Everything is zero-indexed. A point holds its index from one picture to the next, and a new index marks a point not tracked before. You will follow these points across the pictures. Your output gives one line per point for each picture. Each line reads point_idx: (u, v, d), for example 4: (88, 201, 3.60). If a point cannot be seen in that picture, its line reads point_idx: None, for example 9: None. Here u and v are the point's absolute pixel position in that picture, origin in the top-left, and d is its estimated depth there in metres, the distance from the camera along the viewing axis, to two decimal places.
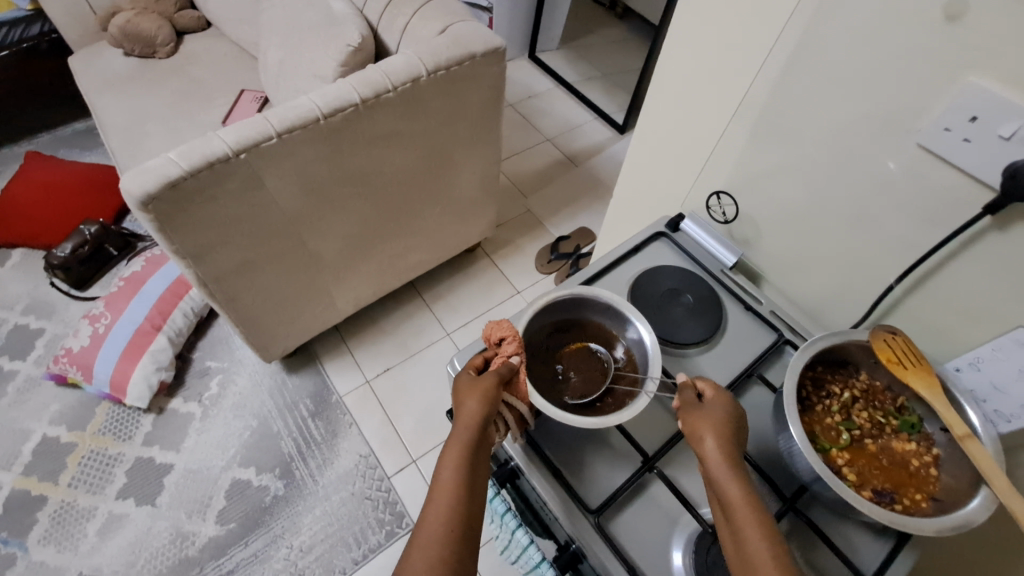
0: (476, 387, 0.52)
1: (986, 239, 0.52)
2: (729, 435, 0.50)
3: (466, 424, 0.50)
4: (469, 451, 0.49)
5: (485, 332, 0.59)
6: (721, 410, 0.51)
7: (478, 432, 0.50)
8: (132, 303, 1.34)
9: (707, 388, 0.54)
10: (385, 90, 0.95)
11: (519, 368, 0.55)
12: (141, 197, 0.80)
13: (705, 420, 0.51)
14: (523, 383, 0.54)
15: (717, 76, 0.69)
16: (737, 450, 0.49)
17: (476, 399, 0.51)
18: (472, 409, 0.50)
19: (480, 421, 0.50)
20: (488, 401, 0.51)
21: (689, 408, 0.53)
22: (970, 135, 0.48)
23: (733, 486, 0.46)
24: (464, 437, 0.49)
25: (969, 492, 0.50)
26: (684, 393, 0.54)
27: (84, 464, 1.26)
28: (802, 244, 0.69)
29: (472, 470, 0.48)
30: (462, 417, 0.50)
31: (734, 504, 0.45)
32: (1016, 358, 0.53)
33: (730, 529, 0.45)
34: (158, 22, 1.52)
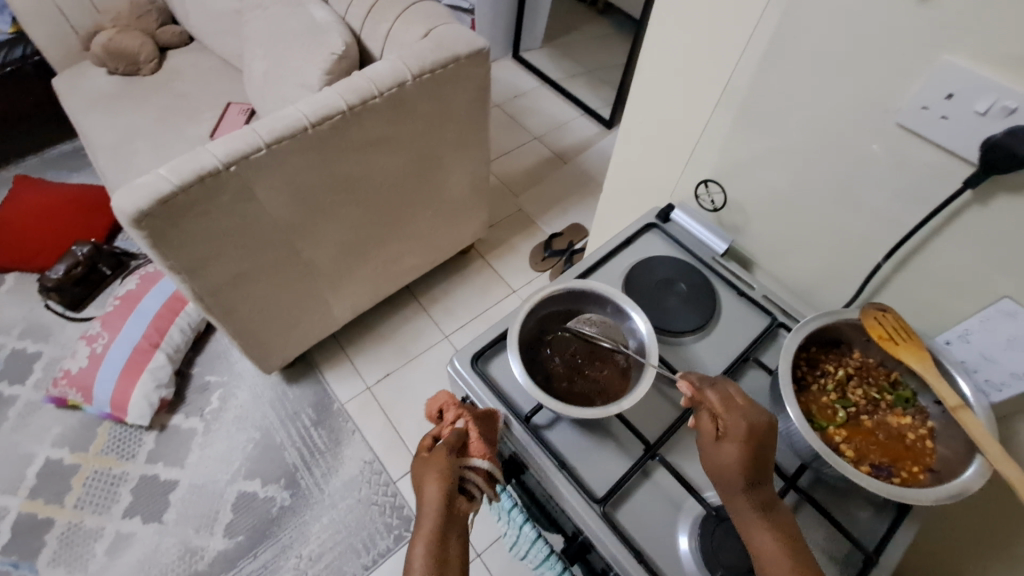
0: (432, 460, 0.52)
1: (967, 213, 0.53)
2: (750, 472, 0.46)
3: (433, 495, 0.49)
4: (440, 520, 0.47)
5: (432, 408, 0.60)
6: (741, 443, 0.47)
7: (447, 497, 0.49)
8: (129, 322, 1.34)
9: (722, 410, 0.49)
10: (372, 97, 0.96)
11: (471, 429, 0.55)
12: (134, 214, 0.81)
13: (724, 458, 0.47)
14: (479, 442, 0.54)
15: (697, 67, 0.70)
16: (758, 480, 0.47)
17: (436, 469, 0.50)
18: (435, 476, 0.50)
19: (447, 487, 0.49)
20: (448, 467, 0.51)
21: (707, 441, 0.49)
22: (947, 112, 0.49)
23: (764, 538, 0.44)
24: (432, 508, 0.48)
25: (965, 462, 0.51)
26: (702, 419, 0.50)
27: (89, 485, 1.26)
28: (791, 228, 0.70)
29: (446, 538, 0.47)
30: (426, 491, 0.49)
31: (765, 552, 0.44)
32: (1004, 329, 0.54)
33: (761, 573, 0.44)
34: (141, 39, 1.52)
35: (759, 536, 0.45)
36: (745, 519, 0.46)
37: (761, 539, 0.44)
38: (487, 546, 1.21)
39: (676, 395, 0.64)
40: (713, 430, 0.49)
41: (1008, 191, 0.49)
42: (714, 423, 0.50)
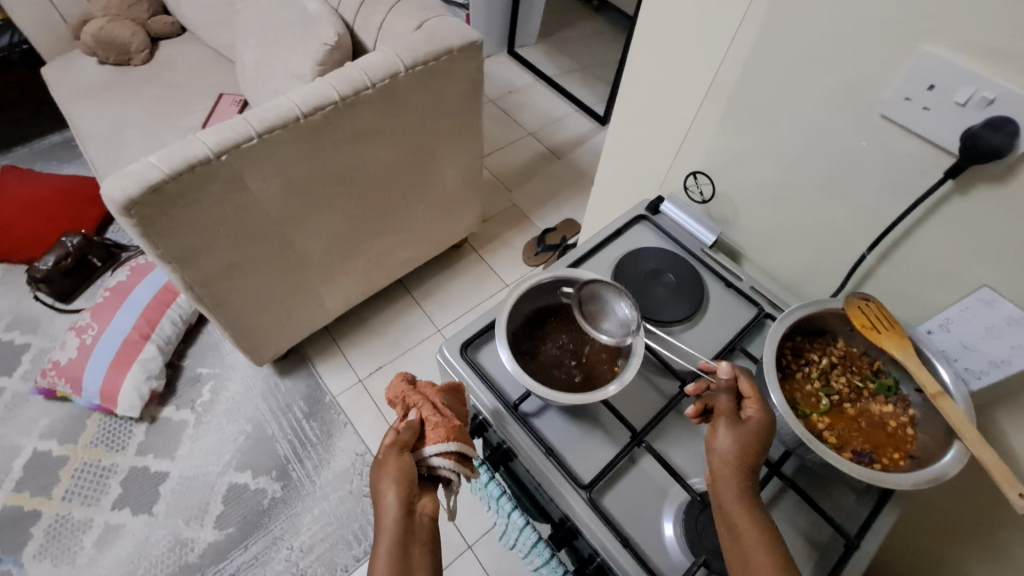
0: (388, 460, 0.47)
1: (950, 203, 0.53)
2: (755, 454, 0.48)
3: (391, 499, 0.45)
4: (400, 527, 0.44)
5: (390, 396, 0.57)
6: (755, 434, 0.48)
7: (407, 499, 0.45)
8: (119, 313, 1.34)
9: (751, 398, 0.51)
10: (365, 87, 0.96)
11: (427, 417, 0.51)
12: (123, 201, 0.80)
13: (736, 436, 0.48)
14: (439, 427, 0.50)
15: (687, 59, 0.71)
16: (755, 467, 0.47)
17: (390, 471, 0.47)
18: (392, 478, 0.46)
19: (404, 489, 0.45)
20: (404, 466, 0.47)
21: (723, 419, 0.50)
22: (929, 103, 0.50)
23: (744, 515, 0.45)
24: (390, 516, 0.44)
25: (944, 448, 0.52)
26: (721, 399, 0.51)
27: (78, 477, 1.25)
28: (778, 220, 0.71)
29: (411, 544, 0.44)
30: (382, 496, 0.45)
31: (746, 530, 0.44)
32: (982, 318, 0.55)
33: (736, 551, 0.44)
34: (132, 28, 1.51)
35: (739, 511, 0.46)
36: (730, 495, 0.46)
37: (742, 514, 0.45)
38: (478, 537, 1.21)
39: (664, 384, 0.65)
40: (730, 410, 0.51)
41: (987, 182, 0.50)
42: (733, 404, 0.51)
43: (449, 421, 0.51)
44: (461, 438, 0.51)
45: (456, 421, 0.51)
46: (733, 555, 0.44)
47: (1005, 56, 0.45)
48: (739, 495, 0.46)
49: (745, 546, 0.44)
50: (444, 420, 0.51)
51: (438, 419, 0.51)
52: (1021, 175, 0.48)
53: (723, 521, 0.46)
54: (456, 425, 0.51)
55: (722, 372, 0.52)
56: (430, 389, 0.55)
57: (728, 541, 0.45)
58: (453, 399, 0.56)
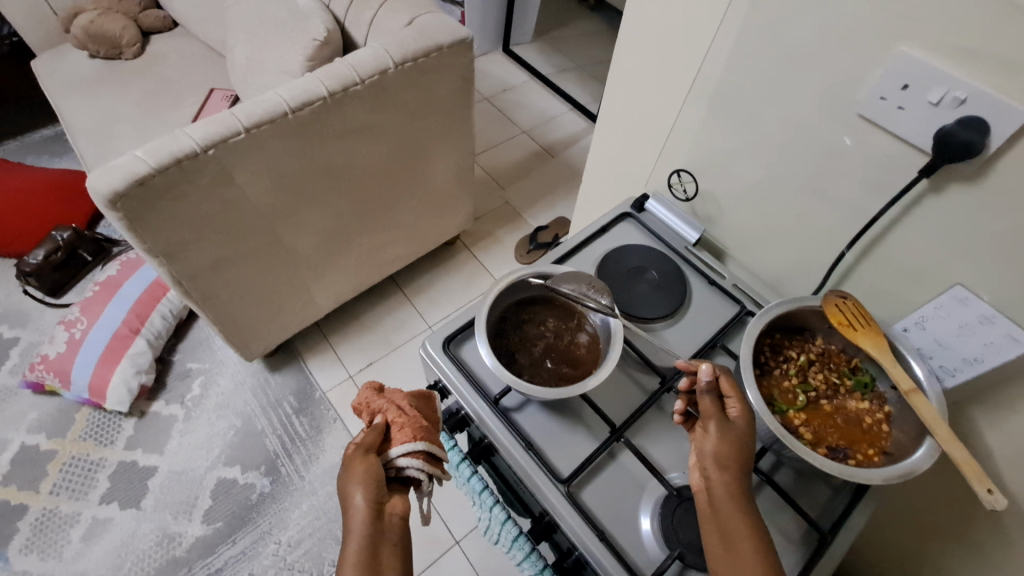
0: (355, 465, 0.48)
1: (925, 202, 0.54)
2: (741, 454, 0.48)
3: (359, 501, 0.45)
4: (369, 528, 0.44)
5: (356, 404, 0.57)
6: (739, 438, 0.49)
7: (375, 500, 0.46)
8: (109, 307, 1.33)
9: (734, 402, 0.51)
10: (353, 83, 0.96)
11: (392, 419, 0.52)
12: (109, 194, 0.80)
13: (724, 437, 0.49)
14: (405, 428, 0.51)
15: (672, 57, 0.71)
16: (744, 473, 0.48)
17: (356, 474, 0.47)
18: (358, 481, 0.46)
19: (371, 489, 0.46)
20: (371, 467, 0.47)
21: (711, 423, 0.50)
22: (904, 102, 0.50)
23: (734, 515, 0.45)
24: (359, 518, 0.45)
25: (916, 444, 0.53)
26: (705, 400, 0.51)
27: (66, 471, 1.25)
28: (761, 219, 0.72)
29: (381, 544, 0.44)
30: (350, 499, 0.46)
31: (738, 535, 0.44)
32: (956, 316, 0.56)
33: (727, 556, 0.44)
34: (123, 22, 1.50)
35: (729, 512, 0.45)
36: (722, 497, 0.46)
37: (733, 514, 0.45)
38: (465, 534, 1.22)
39: (645, 380, 0.66)
40: (714, 410, 0.51)
41: (960, 181, 0.51)
42: (717, 404, 0.51)
43: (415, 422, 0.52)
44: (428, 437, 0.52)
45: (422, 421, 0.52)
46: (722, 556, 0.44)
47: (976, 56, 0.45)
48: (731, 496, 0.46)
49: (737, 546, 0.44)
50: (410, 421, 0.52)
51: (404, 420, 0.52)
52: (993, 174, 0.48)
53: (712, 522, 0.46)
54: (422, 425, 0.52)
55: (704, 372, 0.52)
56: (396, 393, 0.56)
57: (715, 541, 0.45)
58: (421, 402, 0.57)
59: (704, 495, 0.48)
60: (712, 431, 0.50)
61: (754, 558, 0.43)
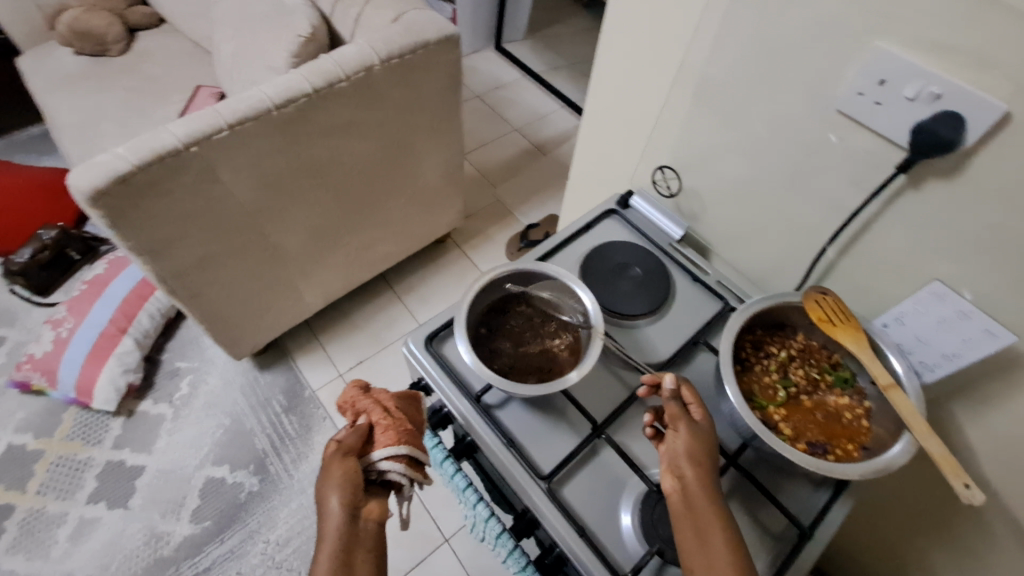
0: (333, 468, 0.47)
1: (904, 198, 0.54)
2: (709, 455, 0.49)
3: (335, 505, 0.45)
4: (344, 533, 0.44)
5: (340, 404, 0.57)
6: (704, 439, 0.50)
7: (351, 505, 0.45)
8: (95, 306, 1.32)
9: (696, 404, 0.52)
10: (339, 80, 0.95)
11: (377, 420, 0.52)
12: (89, 192, 0.80)
13: (693, 437, 0.49)
14: (389, 431, 0.51)
15: (656, 53, 0.71)
16: (712, 472, 0.48)
17: (334, 477, 0.47)
18: (335, 484, 0.46)
19: (349, 493, 0.46)
20: (349, 471, 0.47)
21: (678, 424, 0.50)
22: (881, 97, 0.51)
23: (709, 511, 0.45)
24: (334, 522, 0.44)
25: (894, 439, 0.53)
26: (670, 405, 0.52)
27: (53, 470, 1.25)
28: (744, 215, 0.72)
29: (355, 550, 0.44)
30: (326, 504, 0.45)
31: (712, 530, 0.44)
32: (935, 311, 0.56)
33: (702, 551, 0.44)
34: (109, 19, 1.49)
35: (704, 508, 0.45)
36: (696, 494, 0.46)
37: (707, 511, 0.45)
38: (455, 531, 1.22)
39: (628, 375, 0.66)
40: (680, 412, 0.51)
41: (937, 176, 0.51)
42: (681, 406, 0.52)
43: (399, 425, 0.52)
44: (412, 441, 0.52)
45: (407, 426, 0.52)
46: (697, 552, 0.44)
47: (951, 51, 0.46)
48: (704, 492, 0.46)
49: (710, 542, 0.44)
50: (394, 423, 0.52)
51: (388, 423, 0.52)
52: (968, 170, 0.48)
53: (686, 519, 0.46)
54: (407, 428, 0.53)
55: (666, 381, 0.53)
56: (382, 395, 0.56)
57: (689, 537, 0.45)
58: (406, 404, 0.57)
59: (678, 494, 0.47)
60: (680, 431, 0.50)
61: (727, 552, 0.43)
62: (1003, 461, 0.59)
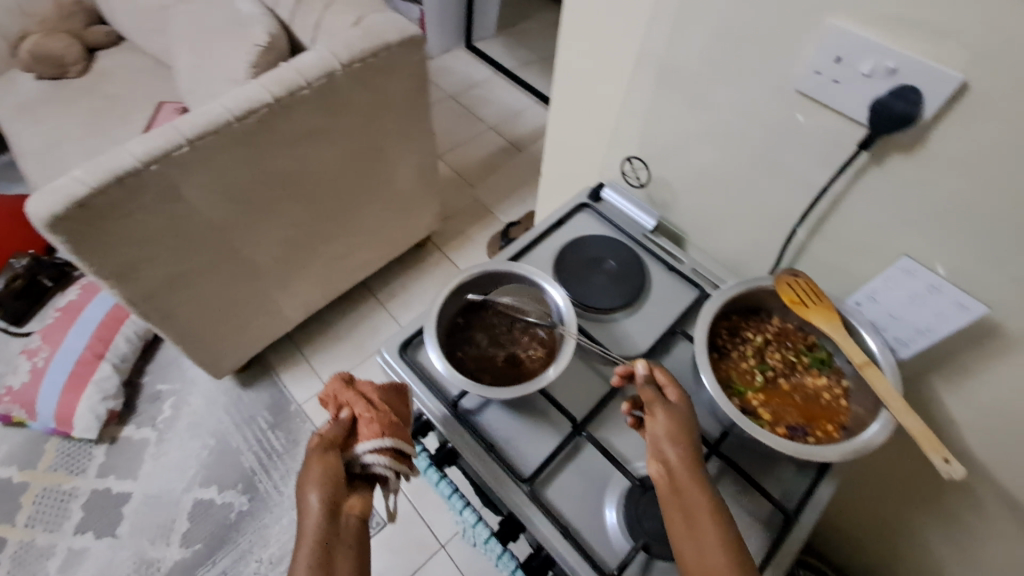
0: (313, 463, 0.46)
1: (869, 174, 0.54)
2: (690, 435, 0.48)
3: (315, 501, 0.43)
4: (323, 529, 0.42)
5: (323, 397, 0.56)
6: (683, 419, 0.49)
7: (331, 501, 0.44)
8: (70, 334, 1.30)
9: (671, 386, 0.52)
10: (300, 87, 0.94)
11: (360, 413, 0.51)
12: (47, 218, 0.78)
13: (672, 419, 0.49)
14: (372, 423, 0.50)
15: (615, 43, 0.70)
16: (695, 451, 0.47)
17: (314, 472, 0.45)
18: (315, 479, 0.44)
19: (329, 488, 0.44)
20: (330, 465, 0.46)
21: (656, 407, 0.50)
22: (838, 76, 0.50)
23: (695, 491, 0.44)
24: (313, 518, 0.43)
25: (872, 418, 0.53)
26: (645, 390, 0.51)
27: (37, 503, 1.22)
28: (715, 201, 0.71)
29: (335, 547, 0.42)
30: (305, 499, 0.44)
31: (701, 512, 0.43)
32: (905, 286, 0.56)
33: (693, 534, 0.42)
34: (66, 41, 1.46)
35: (690, 489, 0.44)
36: (681, 475, 0.45)
37: (694, 492, 0.44)
38: (450, 537, 1.21)
39: (607, 370, 0.65)
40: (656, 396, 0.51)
41: (900, 151, 0.50)
42: (656, 391, 0.51)
43: (384, 417, 0.51)
44: (396, 434, 0.50)
45: (392, 418, 0.51)
46: (687, 535, 0.43)
47: (904, 24, 0.45)
48: (689, 473, 0.45)
49: (699, 523, 0.42)
50: (378, 416, 0.51)
51: (372, 416, 0.50)
52: (929, 143, 0.48)
53: (674, 502, 0.44)
54: (391, 421, 0.51)
55: (639, 367, 0.53)
56: (366, 387, 0.55)
57: (678, 521, 0.43)
58: (391, 395, 0.56)
59: (664, 478, 0.46)
60: (659, 415, 0.49)
61: (716, 532, 0.42)
62: (983, 431, 0.59)
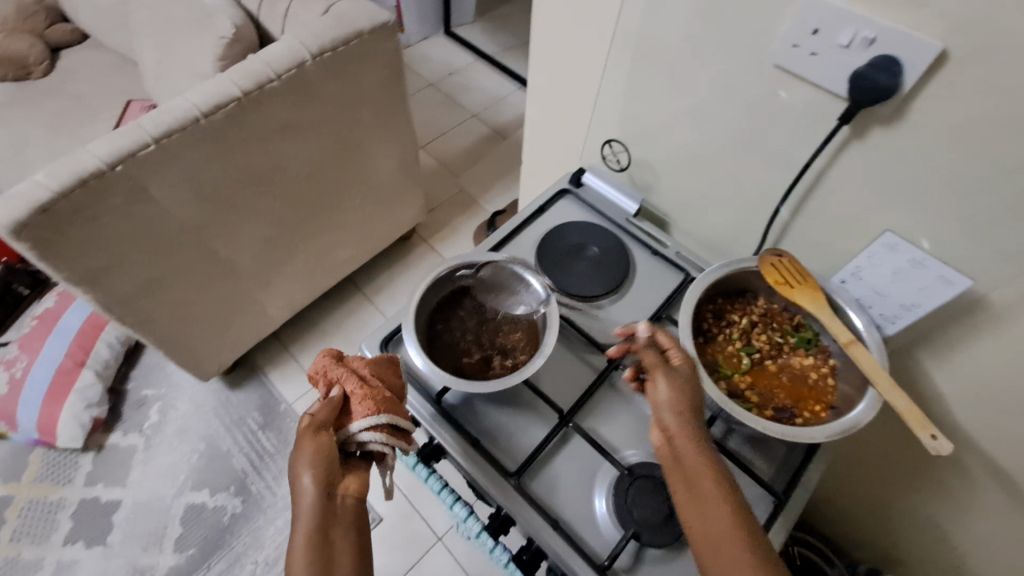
0: (306, 446, 0.44)
1: (850, 149, 0.53)
2: (692, 398, 0.47)
3: (309, 485, 0.42)
4: (319, 514, 0.41)
5: (310, 372, 0.52)
6: (683, 382, 0.47)
7: (326, 484, 0.42)
8: (48, 342, 1.27)
9: (672, 349, 0.50)
10: (269, 80, 0.91)
11: (352, 390, 0.48)
12: (10, 225, 0.75)
13: (673, 383, 0.47)
14: (366, 401, 0.47)
15: (589, 22, 0.68)
16: (696, 413, 0.46)
17: (306, 455, 0.43)
18: (308, 463, 0.43)
19: (323, 471, 0.43)
20: (323, 447, 0.44)
21: (657, 371, 0.49)
22: (816, 48, 0.49)
23: (695, 456, 0.43)
24: (308, 502, 0.41)
25: (859, 397, 0.52)
26: (646, 354, 0.50)
27: (24, 515, 1.20)
28: (697, 183, 0.70)
29: (332, 529, 0.41)
30: (298, 482, 0.42)
31: (700, 475, 0.42)
32: (889, 262, 0.56)
33: (692, 498, 0.41)
34: (28, 40, 1.41)
35: (690, 453, 0.43)
36: (681, 441, 0.44)
37: (694, 456, 0.43)
38: (447, 530, 1.20)
39: (593, 358, 0.64)
40: (658, 360, 0.50)
41: (880, 124, 0.49)
42: (658, 354, 0.50)
43: (378, 393, 0.48)
44: (392, 409, 0.48)
45: (387, 394, 0.48)
46: (687, 499, 0.41)
47: None
48: (688, 438, 0.44)
49: (700, 486, 0.41)
50: (372, 392, 0.48)
51: (365, 392, 0.48)
52: (909, 115, 0.47)
53: (674, 468, 0.43)
54: (386, 397, 0.48)
55: (641, 330, 0.52)
56: (357, 362, 0.51)
57: (680, 488, 0.42)
58: (385, 367, 0.53)
59: (664, 444, 0.45)
60: (659, 380, 0.48)
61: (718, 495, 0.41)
62: (971, 405, 0.59)
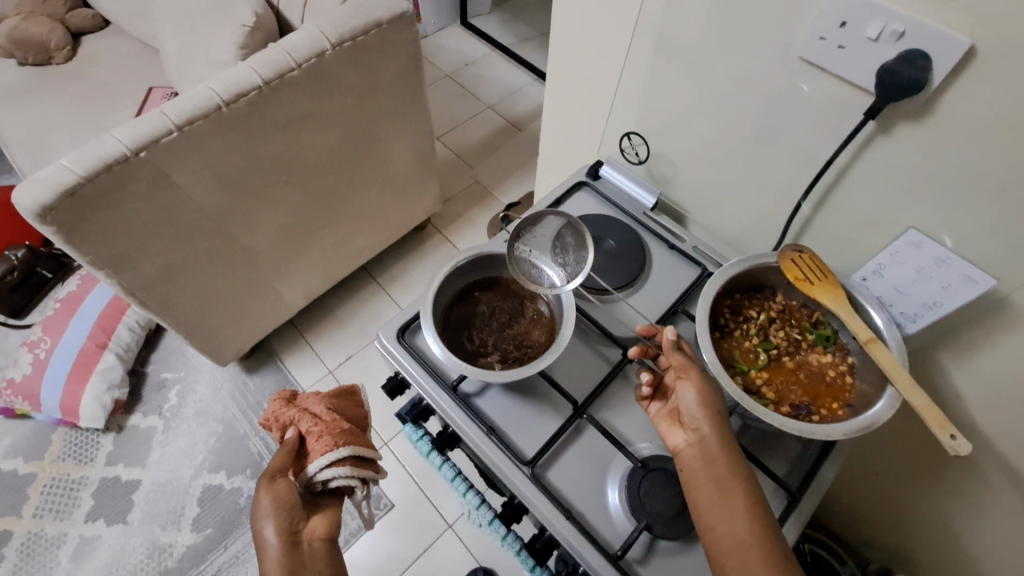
0: (264, 498, 0.44)
1: (874, 145, 0.52)
2: (720, 406, 0.47)
3: (272, 536, 0.42)
4: (287, 562, 0.42)
5: (266, 422, 0.54)
6: (713, 389, 0.48)
7: (289, 530, 0.43)
8: (71, 325, 1.30)
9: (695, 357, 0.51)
10: (289, 69, 0.91)
11: (308, 429, 0.50)
12: (37, 209, 0.77)
13: (704, 388, 0.48)
14: (322, 438, 0.49)
15: (610, 13, 0.68)
16: (723, 422, 0.47)
17: (265, 506, 0.44)
18: (269, 514, 0.43)
19: (285, 519, 0.43)
20: (282, 494, 0.45)
21: (687, 375, 0.49)
22: (843, 41, 0.48)
23: (727, 464, 0.43)
24: (273, 554, 0.42)
25: (877, 396, 0.52)
26: (675, 357, 0.50)
27: (47, 492, 1.23)
28: (717, 176, 0.69)
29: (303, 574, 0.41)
30: (261, 537, 0.43)
31: (732, 484, 0.42)
32: (912, 260, 0.55)
33: (722, 508, 0.42)
34: (49, 25, 1.43)
35: (722, 462, 0.44)
36: (713, 449, 0.45)
37: (725, 465, 0.43)
38: (457, 517, 1.22)
39: (608, 351, 0.64)
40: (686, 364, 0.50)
41: (908, 119, 0.48)
42: (686, 358, 0.50)
43: (334, 428, 0.50)
44: (351, 441, 0.49)
45: (343, 426, 0.50)
46: (717, 508, 0.42)
47: None
48: (721, 447, 0.44)
49: (732, 495, 0.42)
50: (328, 428, 0.50)
51: (321, 429, 0.49)
52: (938, 110, 0.46)
53: (705, 474, 0.44)
54: (342, 429, 0.50)
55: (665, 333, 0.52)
56: (310, 403, 0.54)
57: (710, 495, 0.43)
58: (340, 402, 0.55)
59: (693, 450, 0.46)
60: (689, 385, 0.48)
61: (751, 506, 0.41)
62: (994, 405, 0.58)
